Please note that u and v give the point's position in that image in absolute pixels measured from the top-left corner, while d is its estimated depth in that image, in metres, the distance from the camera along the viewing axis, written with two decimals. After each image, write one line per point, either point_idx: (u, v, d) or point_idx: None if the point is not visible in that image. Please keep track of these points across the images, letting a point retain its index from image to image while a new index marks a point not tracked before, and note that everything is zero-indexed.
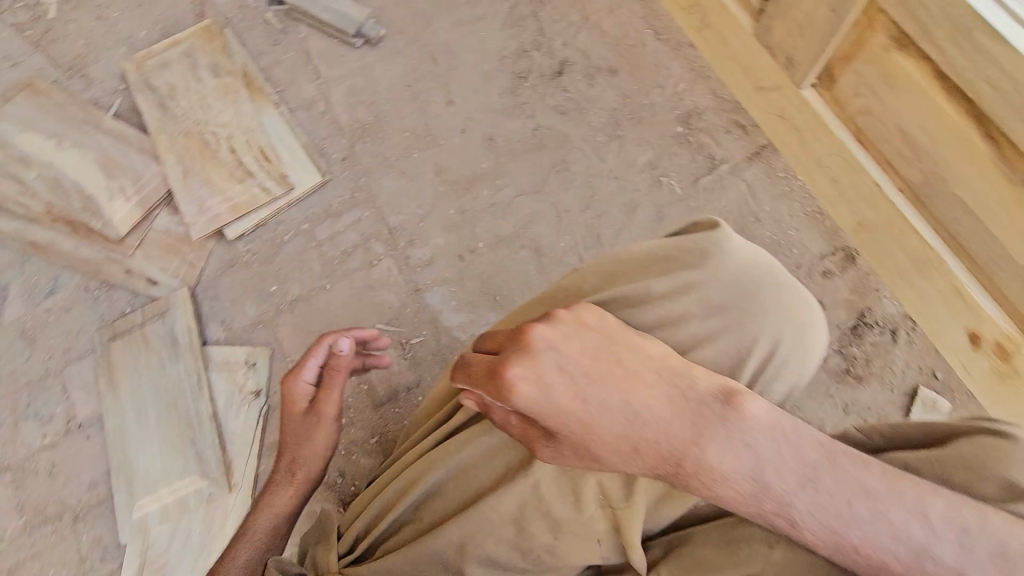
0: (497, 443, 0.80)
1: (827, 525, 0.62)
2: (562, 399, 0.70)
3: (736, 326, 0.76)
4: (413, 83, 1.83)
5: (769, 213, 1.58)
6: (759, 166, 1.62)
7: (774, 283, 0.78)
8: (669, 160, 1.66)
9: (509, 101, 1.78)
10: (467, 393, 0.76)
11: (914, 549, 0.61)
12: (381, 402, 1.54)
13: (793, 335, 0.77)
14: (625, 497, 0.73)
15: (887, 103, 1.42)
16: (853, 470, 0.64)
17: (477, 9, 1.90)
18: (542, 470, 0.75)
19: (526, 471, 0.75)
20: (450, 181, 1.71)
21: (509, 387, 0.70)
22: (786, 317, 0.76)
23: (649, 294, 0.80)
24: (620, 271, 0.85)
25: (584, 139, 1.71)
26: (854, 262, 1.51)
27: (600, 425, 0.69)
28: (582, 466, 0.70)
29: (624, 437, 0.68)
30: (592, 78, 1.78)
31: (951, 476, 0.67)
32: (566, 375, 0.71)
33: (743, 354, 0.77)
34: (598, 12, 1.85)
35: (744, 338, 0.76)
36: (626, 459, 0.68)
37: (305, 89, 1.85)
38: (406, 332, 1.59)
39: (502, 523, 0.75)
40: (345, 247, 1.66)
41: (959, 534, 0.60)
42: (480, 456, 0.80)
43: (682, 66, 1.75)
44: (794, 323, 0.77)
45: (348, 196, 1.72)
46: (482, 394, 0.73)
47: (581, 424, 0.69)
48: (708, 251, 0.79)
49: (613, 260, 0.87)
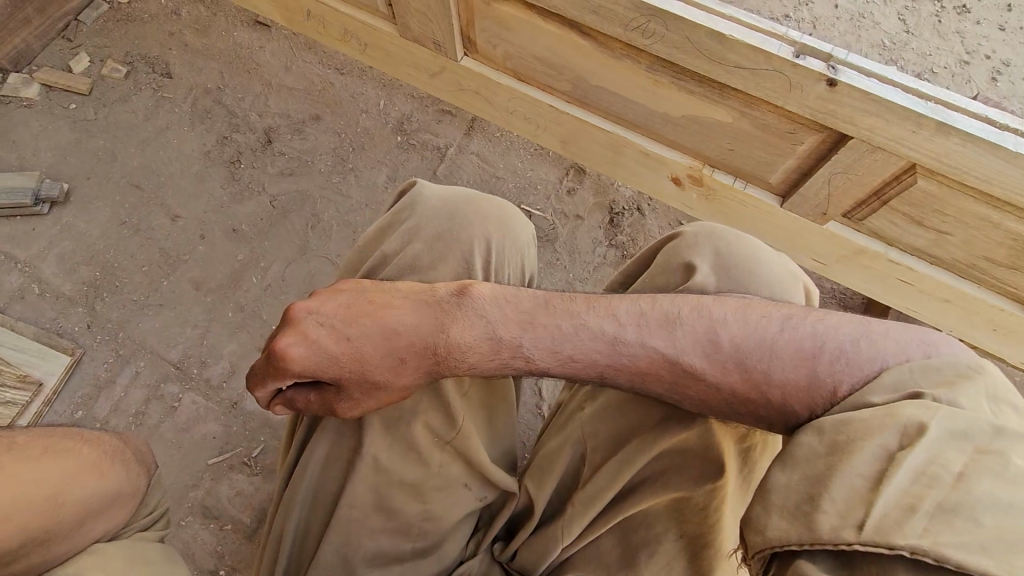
0: (333, 458, 0.86)
1: (548, 349, 0.80)
2: (332, 349, 0.81)
3: (457, 257, 0.90)
4: (127, 218, 1.71)
5: (505, 168, 1.76)
6: (478, 136, 1.80)
7: (466, 201, 0.94)
8: (405, 168, 1.77)
9: (235, 187, 1.75)
10: (261, 389, 0.84)
11: (610, 340, 0.78)
12: (253, 529, 1.41)
13: (497, 228, 0.92)
14: (450, 427, 0.84)
15: (514, 40, 1.31)
16: (561, 304, 0.82)
17: (158, 121, 1.83)
18: (376, 445, 0.83)
19: (361, 454, 0.83)
20: (215, 287, 1.63)
21: (282, 356, 0.80)
22: (496, 232, 0.92)
23: (385, 260, 0.91)
24: (359, 255, 0.98)
25: (322, 187, 1.74)
26: (585, 172, 1.75)
27: (368, 357, 0.81)
28: (369, 399, 0.81)
29: (389, 357, 0.81)
30: (301, 132, 1.82)
31: (656, 282, 0.88)
32: (330, 328, 0.82)
33: (468, 260, 0.90)
34: (276, 74, 1.90)
35: (463, 248, 0.90)
36: (398, 374, 0.80)
37: (8, 280, 1.63)
38: (245, 449, 1.48)
39: (369, 515, 0.82)
40: (136, 407, 1.50)
41: (637, 317, 0.78)
42: (327, 478, 0.86)
43: (373, 87, 1.87)
44: (493, 220, 0.92)
45: (114, 357, 1.56)
46: (270, 378, 0.82)
47: (353, 364, 0.81)
48: (409, 206, 0.94)
49: (354, 252, 1.00)
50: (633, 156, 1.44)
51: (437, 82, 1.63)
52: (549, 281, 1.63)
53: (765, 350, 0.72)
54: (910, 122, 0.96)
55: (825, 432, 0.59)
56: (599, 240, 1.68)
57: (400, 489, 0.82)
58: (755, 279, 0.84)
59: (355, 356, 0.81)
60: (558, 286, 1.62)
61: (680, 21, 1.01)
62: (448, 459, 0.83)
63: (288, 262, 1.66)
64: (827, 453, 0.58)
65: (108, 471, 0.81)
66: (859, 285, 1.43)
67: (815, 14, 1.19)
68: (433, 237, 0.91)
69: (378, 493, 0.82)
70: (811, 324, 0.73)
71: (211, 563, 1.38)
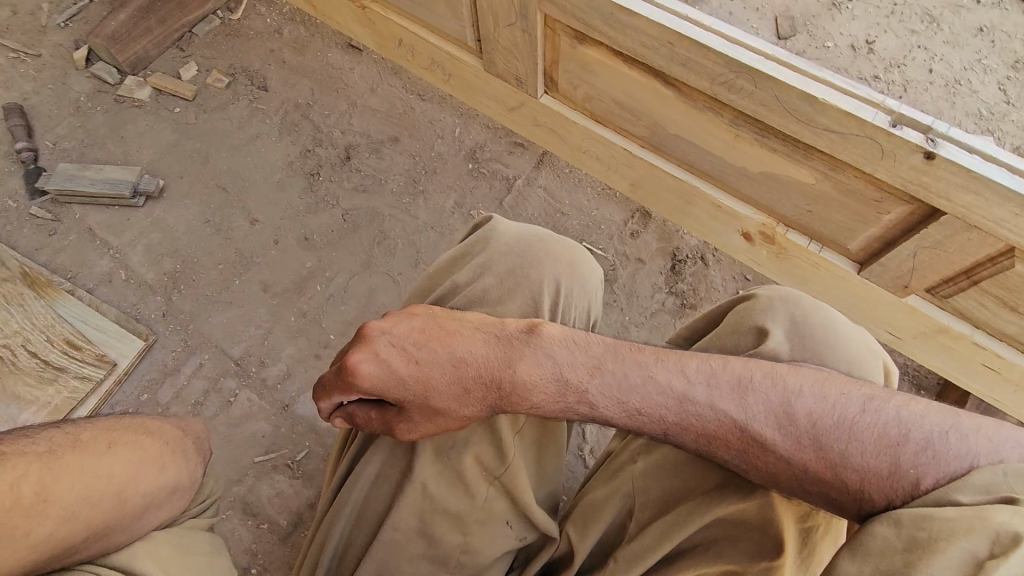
0: (380, 478, 0.86)
1: (616, 399, 0.78)
2: (399, 372, 0.82)
3: (529, 295, 0.91)
4: (211, 218, 1.83)
5: (570, 205, 1.77)
6: (547, 171, 1.82)
7: (538, 241, 0.95)
8: (472, 194, 1.81)
9: (311, 198, 1.84)
10: (327, 403, 0.87)
11: (678, 398, 0.76)
12: (287, 531, 1.44)
13: (567, 270, 0.93)
14: (500, 462, 0.82)
15: (596, 82, 1.33)
16: (631, 355, 0.81)
17: (250, 131, 1.96)
18: (425, 471, 0.83)
19: (410, 479, 0.83)
20: (282, 290, 1.71)
21: (352, 371, 0.82)
22: (569, 275, 0.93)
23: (459, 288, 0.93)
24: (429, 285, 1.00)
25: (392, 206, 1.81)
26: (650, 217, 1.74)
27: (432, 384, 0.82)
28: (429, 425, 0.82)
29: (452, 387, 0.81)
30: (379, 152, 1.90)
31: (724, 343, 0.86)
32: (400, 351, 0.83)
33: (535, 301, 0.90)
34: (362, 95, 2.00)
35: (531, 288, 0.91)
36: (460, 402, 0.81)
37: (100, 264, 1.77)
38: (289, 451, 1.52)
39: (410, 539, 0.82)
40: (195, 397, 1.58)
41: (708, 376, 0.76)
42: (374, 495, 0.86)
43: (450, 114, 1.94)
44: (563, 262, 0.93)
45: (181, 346, 1.65)
46: (337, 394, 0.85)
47: (418, 389, 0.82)
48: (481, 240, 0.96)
49: (423, 281, 1.02)
50: (703, 206, 1.42)
51: (514, 116, 1.66)
52: (603, 322, 1.61)
53: (842, 429, 0.70)
54: (1015, 204, 0.90)
55: (904, 526, 0.56)
56: (659, 286, 1.66)
57: (443, 521, 0.82)
58: (832, 355, 0.80)
59: (421, 381, 0.82)
60: (612, 328, 1.61)
61: (768, 80, 1.00)
62: (494, 494, 0.82)
63: (351, 275, 1.72)
64: (905, 549, 0.54)
65: (163, 470, 0.85)
66: (934, 364, 1.35)
67: (907, 77, 1.17)
68: (508, 272, 0.92)
69: (423, 519, 0.82)
70: (895, 409, 0.69)
71: (243, 559, 1.41)
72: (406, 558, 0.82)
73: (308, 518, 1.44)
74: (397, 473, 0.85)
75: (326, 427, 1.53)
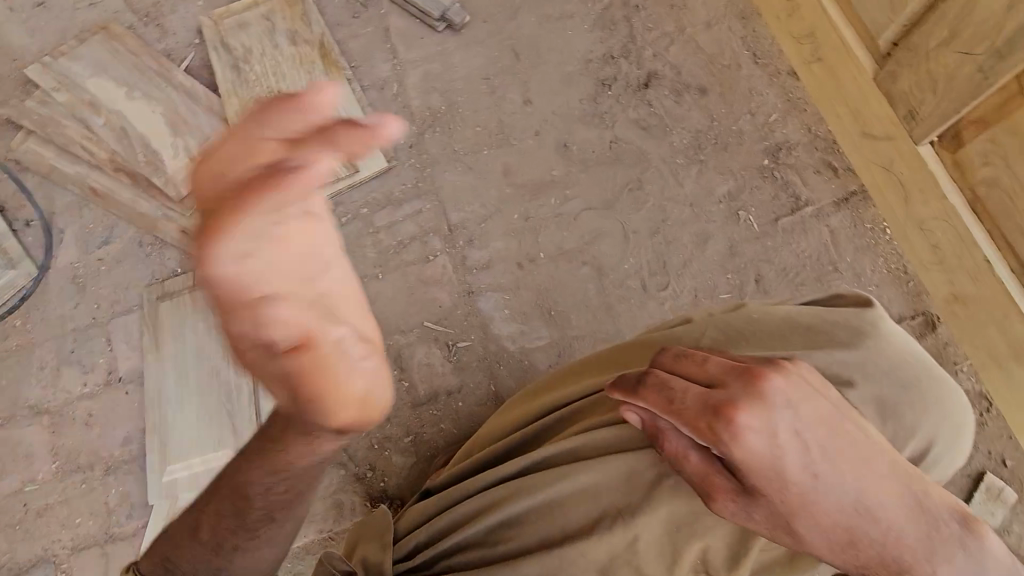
0: (586, 485, 0.83)
1: None
2: (777, 452, 0.66)
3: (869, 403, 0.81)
4: (491, 77, 1.76)
5: (849, 264, 1.50)
6: (846, 215, 1.53)
7: (915, 366, 0.85)
8: (750, 193, 1.58)
9: (589, 108, 1.71)
10: (635, 409, 0.72)
11: None
12: (420, 401, 1.51)
13: (937, 420, 0.83)
14: (728, 566, 0.78)
15: (1018, 178, 1.34)
16: None
17: (567, 6, 1.81)
18: (643, 526, 0.79)
19: (625, 523, 0.79)
20: (518, 184, 1.66)
21: (737, 431, 0.66)
22: (941, 428, 0.83)
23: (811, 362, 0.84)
24: (750, 330, 0.91)
25: (662, 160, 1.64)
26: (933, 330, 1.43)
27: (801, 487, 0.66)
28: (770, 534, 0.67)
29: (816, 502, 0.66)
30: (680, 95, 1.69)
31: None
32: (787, 428, 0.67)
33: (902, 440, 0.81)
34: (695, 25, 1.75)
35: (903, 425, 0.81)
36: (830, 546, 0.66)
37: (380, 68, 1.79)
38: (454, 334, 1.54)
39: (586, 567, 0.79)
40: (402, 238, 1.63)
41: None
42: (571, 497, 0.83)
43: (777, 94, 1.66)
44: (941, 412, 0.83)
45: (411, 185, 1.68)
46: (684, 426, 0.68)
47: (786, 484, 0.66)
48: (862, 328, 0.88)
49: (743, 320, 0.93)
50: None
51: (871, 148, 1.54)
52: None
53: None
54: None
55: None
56: None
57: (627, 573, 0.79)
58: None
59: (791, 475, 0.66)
60: None
61: None
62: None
63: (588, 207, 1.62)
64: None
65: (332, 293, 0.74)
66: None
67: None
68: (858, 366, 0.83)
69: (613, 562, 0.79)
70: None
71: None
72: (568, 568, 0.79)
73: (442, 402, 1.49)
74: (608, 500, 0.81)
75: (495, 334, 1.53)
